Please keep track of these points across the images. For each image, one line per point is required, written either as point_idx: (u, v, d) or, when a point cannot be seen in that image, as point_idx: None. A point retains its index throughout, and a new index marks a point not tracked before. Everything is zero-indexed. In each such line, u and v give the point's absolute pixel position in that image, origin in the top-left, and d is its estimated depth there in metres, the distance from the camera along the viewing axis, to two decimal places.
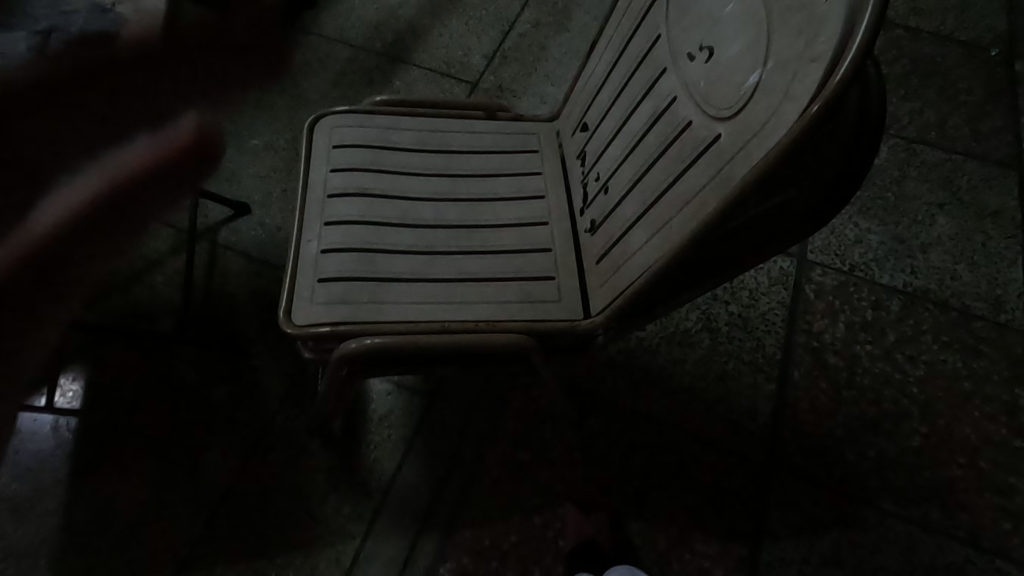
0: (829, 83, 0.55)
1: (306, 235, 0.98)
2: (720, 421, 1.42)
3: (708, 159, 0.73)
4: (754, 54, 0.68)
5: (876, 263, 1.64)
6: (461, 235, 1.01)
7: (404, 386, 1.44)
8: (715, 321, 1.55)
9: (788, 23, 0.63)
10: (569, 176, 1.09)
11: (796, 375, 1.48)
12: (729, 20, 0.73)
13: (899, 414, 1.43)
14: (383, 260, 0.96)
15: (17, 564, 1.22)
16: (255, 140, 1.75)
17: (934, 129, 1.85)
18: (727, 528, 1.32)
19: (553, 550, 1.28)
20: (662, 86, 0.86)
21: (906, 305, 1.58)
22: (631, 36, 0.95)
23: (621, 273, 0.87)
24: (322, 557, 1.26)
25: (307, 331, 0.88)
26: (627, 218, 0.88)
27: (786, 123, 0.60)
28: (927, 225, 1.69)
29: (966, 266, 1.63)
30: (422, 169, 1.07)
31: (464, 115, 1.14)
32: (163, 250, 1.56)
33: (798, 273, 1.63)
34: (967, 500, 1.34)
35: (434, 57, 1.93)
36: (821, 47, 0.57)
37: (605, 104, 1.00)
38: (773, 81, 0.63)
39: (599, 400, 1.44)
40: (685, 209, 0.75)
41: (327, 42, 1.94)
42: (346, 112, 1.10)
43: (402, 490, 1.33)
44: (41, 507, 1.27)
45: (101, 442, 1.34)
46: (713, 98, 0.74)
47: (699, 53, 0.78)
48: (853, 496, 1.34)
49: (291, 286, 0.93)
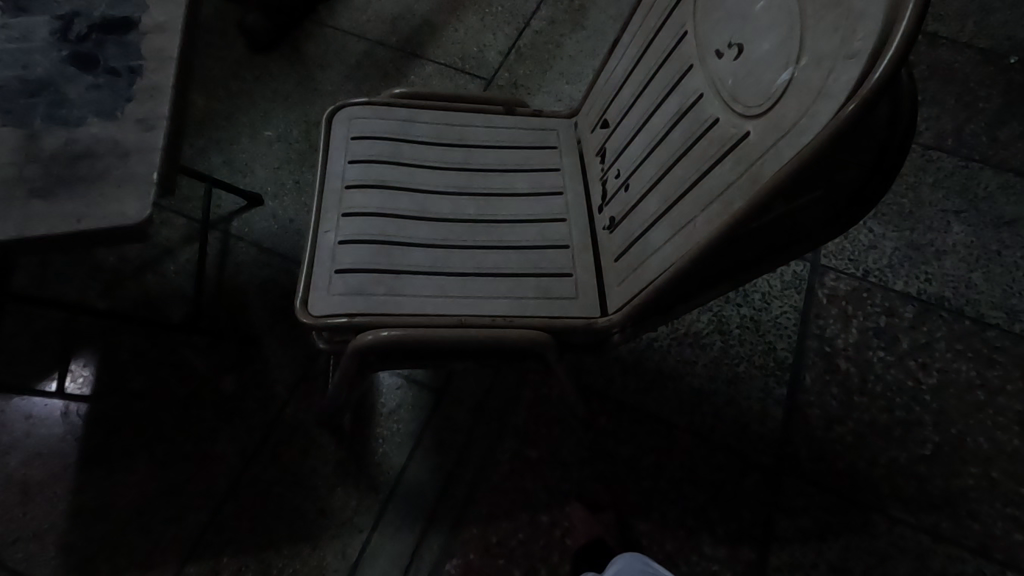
0: (867, 82, 0.55)
1: (323, 225, 0.98)
2: (730, 424, 1.42)
3: (735, 158, 0.73)
4: (786, 52, 0.67)
5: (890, 269, 1.63)
6: (478, 230, 1.01)
7: (413, 379, 1.44)
8: (726, 323, 1.54)
9: (822, 21, 0.62)
10: (588, 173, 1.09)
11: (807, 380, 1.47)
12: (760, 16, 0.73)
13: (911, 421, 1.42)
14: (401, 252, 0.96)
15: (26, 547, 1.23)
16: (269, 132, 1.75)
17: (951, 136, 1.83)
18: (737, 532, 1.31)
19: (560, 549, 1.28)
20: (688, 83, 0.85)
21: (920, 311, 1.57)
22: (656, 32, 0.94)
23: (640, 272, 0.86)
24: (329, 550, 1.26)
25: (324, 321, 0.88)
26: (648, 216, 0.88)
27: (818, 124, 0.59)
28: (942, 233, 1.68)
29: (982, 275, 1.61)
30: (441, 163, 1.06)
31: (483, 109, 1.14)
32: (175, 239, 1.57)
33: (811, 276, 1.62)
34: (978, 510, 1.33)
35: (449, 52, 1.93)
36: (857, 45, 0.56)
37: (627, 100, 0.99)
38: (807, 80, 0.63)
39: (610, 399, 1.44)
40: (710, 208, 0.74)
41: (342, 35, 1.94)
42: (365, 103, 1.09)
43: (410, 485, 1.33)
44: (49, 492, 1.28)
45: (110, 428, 1.35)
46: (742, 96, 0.73)
47: (727, 51, 0.78)
48: (863, 503, 1.33)
49: (308, 276, 0.93)
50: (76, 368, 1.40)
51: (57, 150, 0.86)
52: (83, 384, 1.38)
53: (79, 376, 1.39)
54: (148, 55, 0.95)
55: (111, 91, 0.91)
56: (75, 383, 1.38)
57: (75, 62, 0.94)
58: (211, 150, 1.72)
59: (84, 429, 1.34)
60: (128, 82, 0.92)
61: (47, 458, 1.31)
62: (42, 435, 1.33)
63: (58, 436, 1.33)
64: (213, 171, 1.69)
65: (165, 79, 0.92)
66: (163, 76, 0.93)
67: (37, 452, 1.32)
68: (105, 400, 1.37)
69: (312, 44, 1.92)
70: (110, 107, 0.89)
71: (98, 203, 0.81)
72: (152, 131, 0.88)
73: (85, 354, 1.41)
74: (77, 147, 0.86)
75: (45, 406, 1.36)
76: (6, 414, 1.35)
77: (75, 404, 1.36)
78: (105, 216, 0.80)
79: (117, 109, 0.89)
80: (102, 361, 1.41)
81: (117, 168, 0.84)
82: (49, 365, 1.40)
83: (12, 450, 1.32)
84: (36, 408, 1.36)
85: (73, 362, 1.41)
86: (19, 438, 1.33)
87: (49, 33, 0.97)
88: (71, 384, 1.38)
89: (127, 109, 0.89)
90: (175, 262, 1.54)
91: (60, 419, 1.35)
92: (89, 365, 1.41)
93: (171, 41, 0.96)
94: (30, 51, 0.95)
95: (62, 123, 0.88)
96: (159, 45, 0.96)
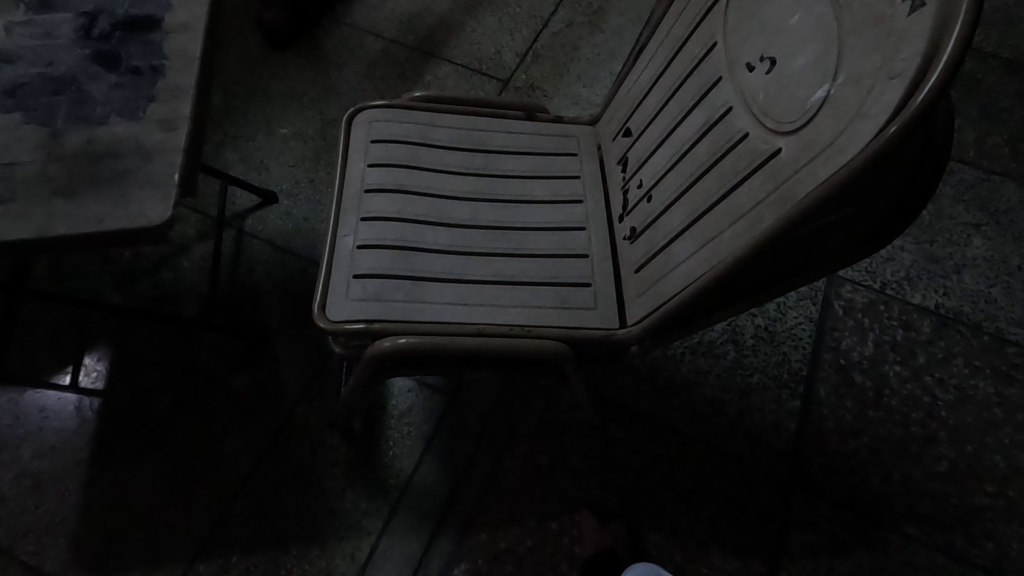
0: (909, 105, 0.53)
1: (341, 230, 0.97)
2: (743, 436, 1.40)
3: (765, 174, 0.72)
4: (823, 67, 0.66)
5: (908, 282, 1.61)
6: (497, 237, 1.00)
7: (424, 382, 1.43)
8: (741, 333, 1.52)
9: (863, 38, 0.61)
10: (608, 181, 1.08)
11: (821, 393, 1.45)
12: (795, 30, 0.71)
13: (927, 437, 1.40)
14: (419, 258, 0.95)
15: (38, 541, 1.24)
16: (284, 129, 1.75)
17: (973, 148, 1.81)
18: (748, 545, 1.30)
19: (569, 557, 1.27)
20: (716, 95, 0.84)
21: (937, 326, 1.54)
22: (684, 41, 0.92)
23: (662, 285, 0.85)
24: (338, 552, 1.26)
25: (342, 327, 0.87)
26: (672, 228, 0.87)
27: (856, 144, 0.58)
28: (962, 247, 1.65)
29: (1002, 290, 1.59)
30: (460, 168, 1.05)
31: (503, 115, 1.13)
32: (190, 235, 1.57)
33: (828, 287, 1.60)
34: (994, 529, 1.31)
35: (465, 53, 1.92)
36: (900, 66, 0.55)
37: (652, 110, 0.98)
38: (845, 97, 0.61)
39: (621, 407, 1.43)
40: (737, 225, 0.73)
41: (359, 34, 1.93)
42: (385, 105, 1.09)
43: (420, 488, 1.33)
44: (61, 487, 1.28)
45: (122, 424, 1.35)
46: (774, 111, 0.72)
47: (759, 64, 0.76)
48: (876, 519, 1.32)
49: (326, 280, 0.92)
50: (90, 363, 1.40)
51: (79, 148, 0.86)
52: (97, 378, 1.39)
53: (93, 371, 1.40)
54: (170, 55, 0.94)
55: (133, 90, 0.91)
56: (89, 377, 1.39)
57: (98, 60, 0.94)
58: (226, 146, 1.72)
59: (97, 424, 1.35)
60: (152, 81, 0.92)
61: (60, 451, 1.32)
62: (55, 428, 1.34)
63: (71, 430, 1.34)
64: (229, 168, 1.69)
65: (187, 79, 0.92)
66: (185, 76, 0.93)
67: (50, 446, 1.32)
68: (118, 396, 1.38)
69: (329, 41, 1.92)
70: (132, 105, 0.89)
71: (120, 204, 0.81)
72: (174, 131, 0.87)
73: (100, 349, 1.42)
74: (98, 147, 0.86)
75: (59, 400, 1.37)
76: (19, 407, 1.36)
77: (89, 399, 1.37)
78: (126, 216, 0.80)
79: (139, 109, 0.89)
80: (116, 356, 1.42)
81: (138, 169, 0.84)
82: (64, 359, 1.41)
83: (24, 443, 1.32)
84: (49, 402, 1.37)
85: (88, 356, 1.41)
86: (33, 430, 1.34)
87: (72, 30, 0.97)
88: (85, 378, 1.39)
89: (149, 108, 0.89)
90: (190, 258, 1.54)
91: (73, 413, 1.35)
92: (103, 360, 1.41)
93: (194, 41, 0.96)
94: (55, 48, 0.95)
95: (84, 122, 0.88)
96: (182, 45, 0.95)
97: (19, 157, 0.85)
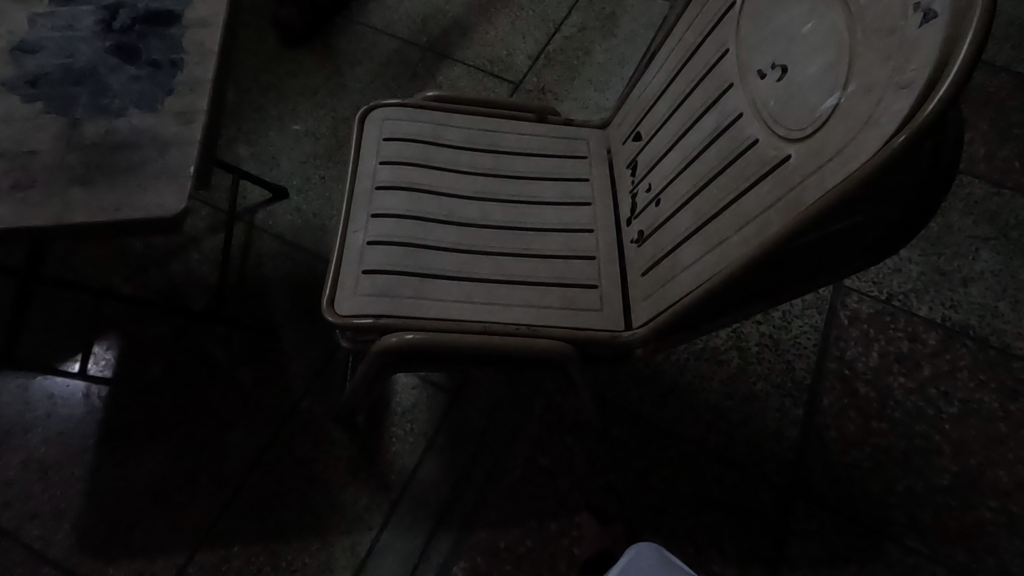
0: (918, 114, 0.54)
1: (352, 225, 0.98)
2: (745, 442, 1.40)
3: (774, 181, 0.72)
4: (833, 77, 0.67)
5: (915, 294, 1.60)
6: (504, 237, 1.01)
7: (428, 380, 1.44)
8: (746, 340, 1.52)
9: (875, 47, 0.61)
10: (617, 185, 1.08)
11: (824, 402, 1.45)
12: (806, 40, 0.72)
13: (929, 450, 1.40)
14: (427, 255, 0.96)
15: (43, 525, 1.25)
16: (296, 126, 1.77)
17: (983, 162, 1.80)
18: (747, 552, 1.30)
19: (567, 558, 1.27)
20: (727, 101, 0.85)
21: (943, 339, 1.54)
22: (698, 46, 0.93)
23: (668, 288, 0.86)
24: (338, 546, 1.27)
25: (350, 320, 0.89)
26: (680, 231, 0.87)
27: (864, 151, 0.58)
28: (970, 260, 1.65)
29: (1009, 304, 1.59)
30: (470, 167, 1.06)
31: (514, 116, 1.14)
32: (201, 228, 1.58)
33: (834, 296, 1.60)
34: (996, 544, 1.30)
35: (477, 54, 1.93)
36: (910, 75, 0.56)
37: (663, 113, 0.98)
38: (855, 105, 0.62)
39: (624, 411, 1.43)
40: (744, 230, 0.74)
41: (373, 33, 1.95)
42: (398, 104, 1.10)
43: (421, 485, 1.33)
44: (68, 473, 1.30)
45: (129, 412, 1.36)
46: (784, 119, 0.73)
47: (770, 72, 0.77)
48: (877, 530, 1.32)
49: (336, 274, 0.93)
50: (99, 351, 1.42)
51: (98, 139, 0.87)
52: (105, 366, 1.41)
53: (102, 359, 1.41)
54: (189, 49, 0.96)
55: (152, 82, 0.92)
56: (97, 365, 1.41)
57: (118, 52, 0.96)
58: (239, 141, 1.74)
59: (104, 411, 1.36)
60: (170, 74, 0.93)
61: (66, 437, 1.33)
62: (64, 414, 1.36)
63: (79, 417, 1.35)
64: (241, 162, 1.71)
65: (205, 73, 0.94)
66: (202, 71, 0.94)
67: (58, 432, 1.34)
68: (126, 385, 1.39)
69: (343, 40, 1.93)
70: (151, 98, 0.91)
71: (136, 194, 0.82)
72: (190, 124, 0.89)
73: (109, 338, 1.44)
74: (117, 137, 0.87)
75: (68, 387, 1.38)
76: (28, 393, 1.37)
77: (97, 387, 1.38)
78: (141, 205, 0.81)
79: (157, 101, 0.91)
80: (125, 346, 1.43)
81: (155, 159, 0.85)
82: (73, 346, 1.42)
83: (32, 428, 1.34)
84: (58, 388, 1.38)
85: (97, 344, 1.43)
86: (41, 416, 1.35)
87: (94, 23, 0.98)
88: (94, 366, 1.40)
89: (166, 101, 0.91)
90: (200, 250, 1.55)
91: (82, 400, 1.37)
92: (112, 349, 1.43)
93: (213, 36, 0.97)
94: (76, 40, 0.96)
95: (103, 112, 0.90)
96: (201, 39, 0.97)
97: (40, 146, 0.86)
